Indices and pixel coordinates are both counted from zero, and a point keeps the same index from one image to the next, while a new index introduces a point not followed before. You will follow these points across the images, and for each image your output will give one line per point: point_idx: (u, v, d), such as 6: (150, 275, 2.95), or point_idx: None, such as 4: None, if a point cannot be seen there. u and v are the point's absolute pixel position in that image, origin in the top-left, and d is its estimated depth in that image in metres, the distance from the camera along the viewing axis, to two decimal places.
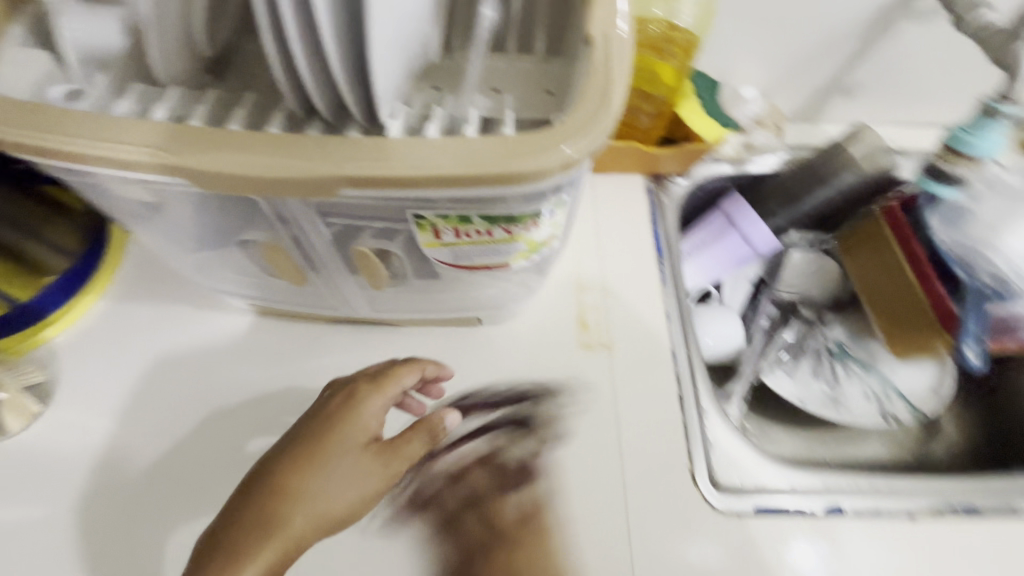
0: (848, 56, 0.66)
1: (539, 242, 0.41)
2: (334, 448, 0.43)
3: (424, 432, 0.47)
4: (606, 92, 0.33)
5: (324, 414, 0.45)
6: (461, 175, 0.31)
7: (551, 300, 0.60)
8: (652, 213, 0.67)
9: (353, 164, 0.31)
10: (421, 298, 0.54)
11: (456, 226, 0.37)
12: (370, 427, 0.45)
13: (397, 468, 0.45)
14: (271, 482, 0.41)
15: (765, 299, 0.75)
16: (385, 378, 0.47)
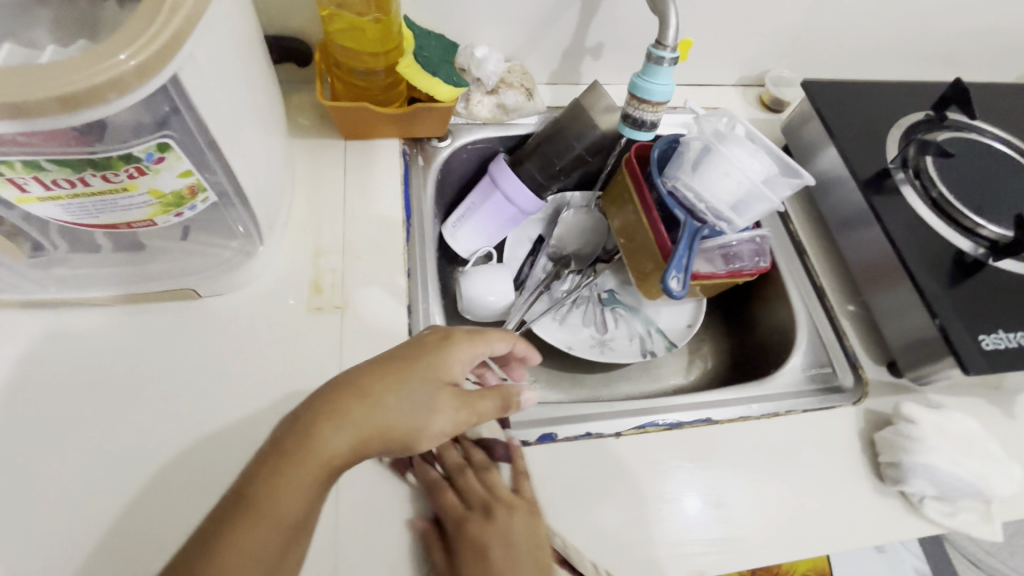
0: (579, 17, 0.70)
1: (169, 192, 0.40)
2: (423, 379, 0.44)
3: (501, 397, 0.48)
4: (162, 9, 0.33)
5: (417, 346, 0.46)
6: (2, 103, 0.30)
7: (286, 265, 0.58)
8: (405, 175, 0.68)
9: (52, 93, 0.31)
10: (133, 267, 0.53)
11: (33, 173, 0.35)
12: (454, 371, 0.46)
13: (466, 419, 0.46)
14: (354, 385, 0.43)
15: (542, 255, 0.79)
16: (479, 336, 0.48)
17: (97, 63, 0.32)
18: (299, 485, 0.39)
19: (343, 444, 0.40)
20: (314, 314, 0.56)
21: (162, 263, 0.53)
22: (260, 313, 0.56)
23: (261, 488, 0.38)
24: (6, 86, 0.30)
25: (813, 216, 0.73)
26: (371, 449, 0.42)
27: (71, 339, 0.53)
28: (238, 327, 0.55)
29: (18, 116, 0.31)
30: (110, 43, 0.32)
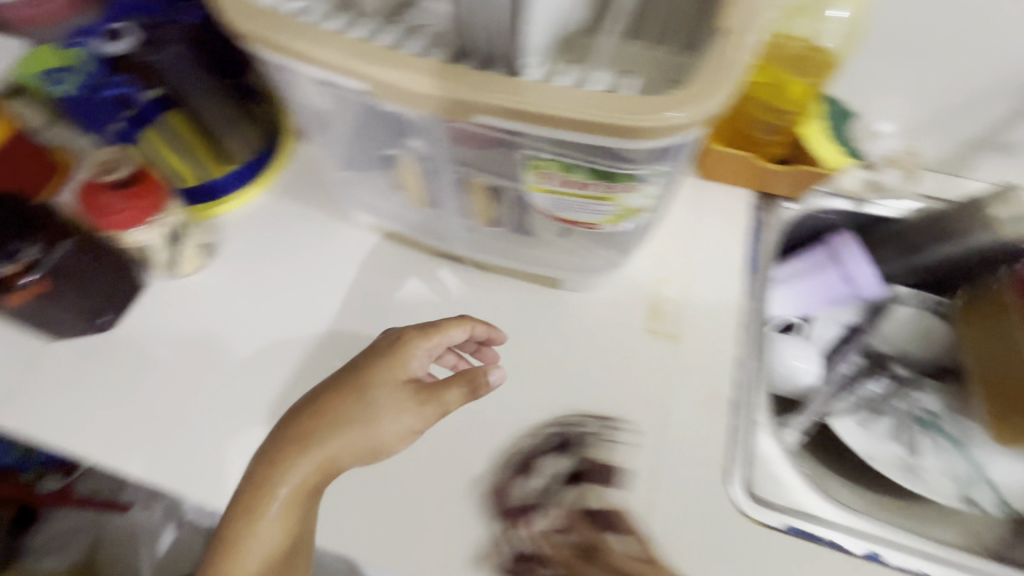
0: (1008, 112, 0.63)
1: (631, 208, 0.45)
2: (371, 380, 0.46)
3: (465, 382, 0.48)
4: (727, 68, 0.37)
5: (373, 352, 0.49)
6: (584, 119, 0.37)
7: (635, 282, 0.62)
8: (752, 226, 0.65)
9: (497, 97, 0.37)
10: (519, 249, 0.60)
11: (561, 173, 0.42)
12: (411, 367, 0.48)
13: (431, 416, 0.47)
14: (314, 403, 0.45)
15: (855, 347, 0.72)
16: (432, 328, 0.50)
17: (677, 108, 0.36)
18: (302, 472, 0.43)
19: (307, 469, 0.43)
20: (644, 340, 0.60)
21: (545, 251, 0.60)
22: (603, 320, 0.61)
23: (269, 475, 0.43)
24: (585, 109, 0.37)
25: None
26: (342, 461, 0.45)
27: (452, 289, 0.64)
28: (578, 325, 0.61)
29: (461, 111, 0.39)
30: (687, 89, 0.37)
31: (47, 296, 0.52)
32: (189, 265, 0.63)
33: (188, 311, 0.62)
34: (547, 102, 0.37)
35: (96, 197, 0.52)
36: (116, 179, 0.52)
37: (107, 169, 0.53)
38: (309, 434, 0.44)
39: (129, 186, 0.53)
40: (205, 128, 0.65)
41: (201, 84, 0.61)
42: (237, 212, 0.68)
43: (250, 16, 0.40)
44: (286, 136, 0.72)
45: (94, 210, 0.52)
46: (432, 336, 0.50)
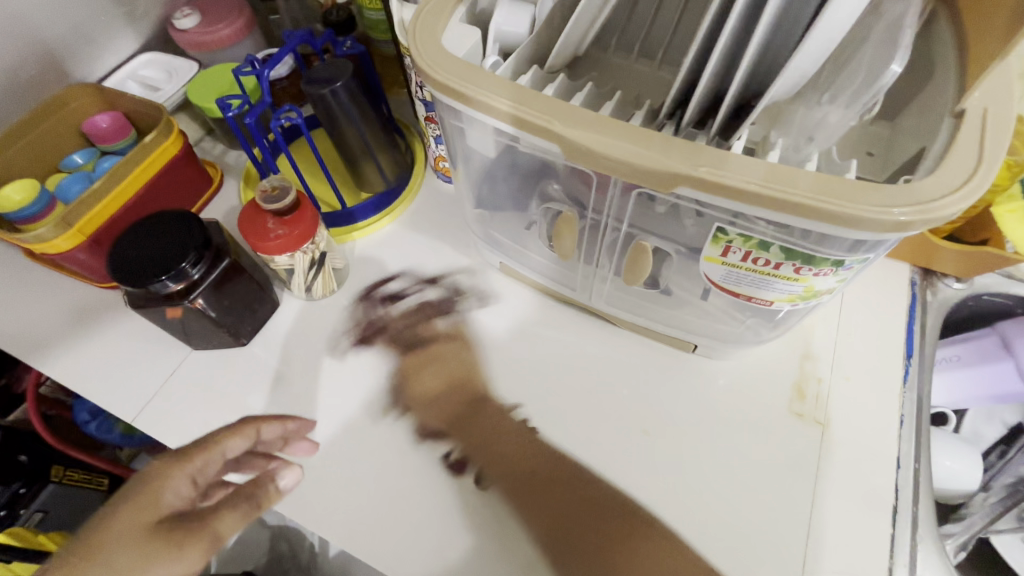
0: None
1: (817, 290, 0.41)
2: (105, 546, 0.36)
3: (247, 502, 0.40)
4: (985, 154, 0.32)
5: (119, 492, 0.39)
6: (796, 201, 0.33)
7: (780, 356, 0.58)
8: (912, 305, 0.60)
9: (705, 169, 0.34)
10: (657, 309, 0.57)
11: (752, 249, 0.39)
12: (172, 501, 0.39)
13: (194, 561, 0.37)
14: (84, 540, 0.37)
15: (1021, 453, 0.64)
16: (226, 431, 0.43)
17: (924, 198, 0.32)
18: None
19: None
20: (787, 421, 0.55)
21: (685, 314, 0.56)
22: (741, 393, 0.57)
23: None
24: (792, 189, 0.33)
25: None
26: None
27: (577, 340, 0.61)
28: (712, 395, 0.57)
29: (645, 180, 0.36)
30: (936, 177, 0.32)
31: (205, 309, 0.56)
32: (322, 289, 0.64)
33: (317, 334, 0.63)
34: (761, 179, 0.33)
35: (259, 224, 0.54)
36: (277, 209, 0.54)
37: (271, 196, 0.54)
38: None
39: (287, 214, 0.54)
40: (351, 156, 0.67)
41: (359, 117, 0.63)
42: (367, 240, 0.69)
43: (444, 61, 0.41)
44: (420, 167, 0.74)
45: (255, 236, 0.54)
46: (235, 445, 0.43)
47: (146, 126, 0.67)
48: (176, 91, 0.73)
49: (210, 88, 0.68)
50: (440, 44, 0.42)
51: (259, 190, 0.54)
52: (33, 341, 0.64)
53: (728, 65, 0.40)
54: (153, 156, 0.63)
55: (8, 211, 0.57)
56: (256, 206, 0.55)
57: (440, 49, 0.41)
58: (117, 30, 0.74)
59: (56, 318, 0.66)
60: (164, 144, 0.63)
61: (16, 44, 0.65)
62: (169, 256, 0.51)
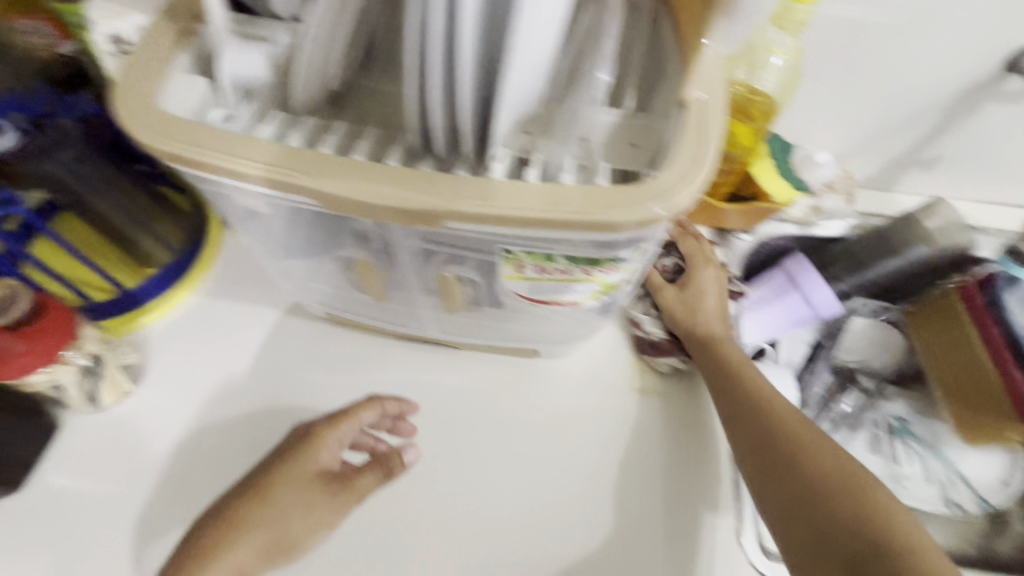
0: (929, 130, 0.66)
1: (613, 283, 0.43)
2: (272, 487, 0.46)
3: (380, 468, 0.52)
4: (708, 139, 0.36)
5: (276, 457, 0.49)
6: (560, 216, 0.33)
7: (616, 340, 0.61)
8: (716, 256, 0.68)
9: (470, 202, 0.33)
10: (491, 325, 0.55)
11: (540, 262, 0.39)
12: (322, 459, 0.49)
13: (347, 501, 0.49)
14: (255, 489, 0.46)
15: (824, 365, 0.73)
16: (342, 415, 0.50)
17: (670, 195, 0.34)
18: None
19: (247, 554, 0.44)
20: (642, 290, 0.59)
21: (516, 325, 0.54)
22: (590, 384, 0.59)
23: None
24: (556, 206, 0.33)
25: None
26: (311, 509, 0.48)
27: (422, 374, 0.59)
28: (564, 393, 0.58)
29: (417, 220, 0.35)
30: (677, 169, 0.35)
31: None
32: (113, 394, 0.54)
33: (120, 448, 0.53)
34: (534, 202, 0.33)
35: None
36: (10, 323, 0.45)
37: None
38: (223, 538, 0.44)
39: (29, 326, 0.46)
40: (116, 230, 0.58)
41: None
42: (164, 320, 0.60)
43: (159, 124, 0.35)
44: (213, 226, 0.65)
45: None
46: (355, 421, 0.50)
47: None
48: None
49: None
50: (159, 106, 0.36)
51: None
52: None
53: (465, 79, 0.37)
54: None
55: None
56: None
57: (156, 110, 0.35)
58: None
59: None
60: None
61: None
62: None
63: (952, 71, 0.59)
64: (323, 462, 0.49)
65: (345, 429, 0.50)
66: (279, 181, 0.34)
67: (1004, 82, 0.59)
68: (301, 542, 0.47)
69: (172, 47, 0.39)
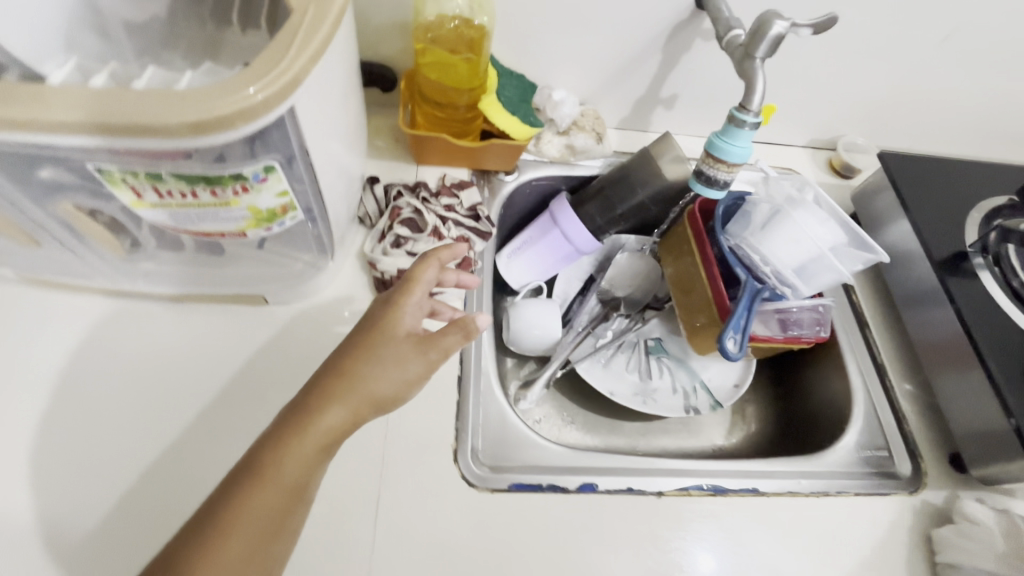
0: (655, 69, 0.71)
1: (266, 209, 0.42)
2: (375, 341, 0.45)
3: (458, 328, 0.46)
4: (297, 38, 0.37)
5: (365, 322, 0.48)
6: (119, 119, 0.33)
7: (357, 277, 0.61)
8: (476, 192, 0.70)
9: (21, 109, 0.33)
10: (208, 270, 0.55)
11: (150, 184, 0.38)
12: (409, 321, 0.48)
13: (436, 360, 0.46)
14: (350, 346, 0.45)
15: (591, 294, 0.79)
16: (410, 276, 0.49)
17: (242, 93, 0.35)
18: (264, 504, 0.40)
19: (339, 418, 0.42)
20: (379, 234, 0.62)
21: (240, 267, 0.55)
22: (312, 320, 0.57)
23: (264, 463, 0.40)
24: (116, 110, 0.34)
25: (876, 296, 0.72)
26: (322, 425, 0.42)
27: (143, 331, 0.55)
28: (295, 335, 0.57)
29: None
30: (255, 71, 0.36)
31: None
32: None
33: None
34: (82, 112, 0.33)
35: None
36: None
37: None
38: (308, 410, 0.42)
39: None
40: None
41: None
42: None
43: None
44: None
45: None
46: (415, 279, 0.49)
47: None
48: None
49: None
50: None
51: None
52: None
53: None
54: None
55: None
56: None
57: None
58: None
59: None
60: None
61: None
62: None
63: (651, 9, 0.63)
64: (403, 324, 0.47)
65: (410, 292, 0.49)
66: None
67: (698, 19, 0.64)
68: (403, 399, 0.46)
69: None
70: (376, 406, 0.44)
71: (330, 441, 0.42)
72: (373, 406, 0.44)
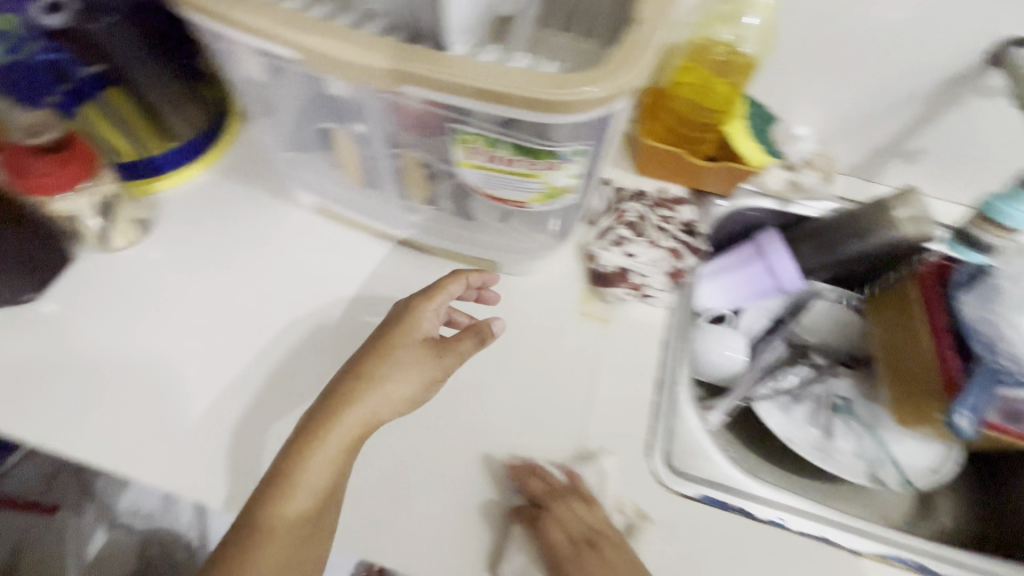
0: (910, 120, 0.68)
1: (557, 186, 0.47)
2: (392, 346, 0.50)
3: (474, 333, 0.53)
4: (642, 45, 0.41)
5: (382, 326, 0.52)
6: (498, 88, 0.40)
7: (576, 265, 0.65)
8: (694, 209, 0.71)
9: (426, 69, 0.40)
10: (463, 232, 0.63)
11: (484, 147, 0.44)
12: (425, 326, 0.53)
13: (448, 364, 0.51)
14: (371, 351, 0.49)
15: (779, 336, 0.77)
16: (435, 288, 0.54)
17: (595, 83, 0.39)
18: (297, 500, 0.44)
19: (356, 422, 0.46)
20: (601, 229, 0.65)
21: (488, 235, 0.62)
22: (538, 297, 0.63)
23: (288, 459, 0.45)
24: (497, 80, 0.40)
25: None
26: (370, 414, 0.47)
27: (395, 272, 0.65)
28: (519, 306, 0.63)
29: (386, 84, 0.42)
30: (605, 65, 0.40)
31: None
32: (124, 238, 0.61)
33: (128, 285, 0.61)
34: (463, 71, 0.40)
35: (18, 161, 0.50)
36: (44, 146, 0.50)
37: (30, 132, 0.50)
38: (335, 410, 0.46)
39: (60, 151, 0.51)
40: (145, 99, 0.63)
41: (153, 57, 0.60)
42: (176, 190, 0.67)
43: None
44: (233, 118, 0.73)
45: (22, 178, 0.50)
46: (434, 295, 0.53)
47: None
48: None
49: None
50: None
51: (14, 124, 0.50)
52: None
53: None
54: None
55: None
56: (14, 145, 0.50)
57: None
58: None
59: None
60: None
61: None
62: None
63: (931, 60, 0.61)
64: (421, 330, 0.52)
65: (439, 302, 0.54)
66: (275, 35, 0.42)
67: (984, 75, 0.61)
68: (388, 418, 0.49)
69: None
70: (373, 419, 0.47)
71: (358, 441, 0.46)
72: (371, 416, 0.47)
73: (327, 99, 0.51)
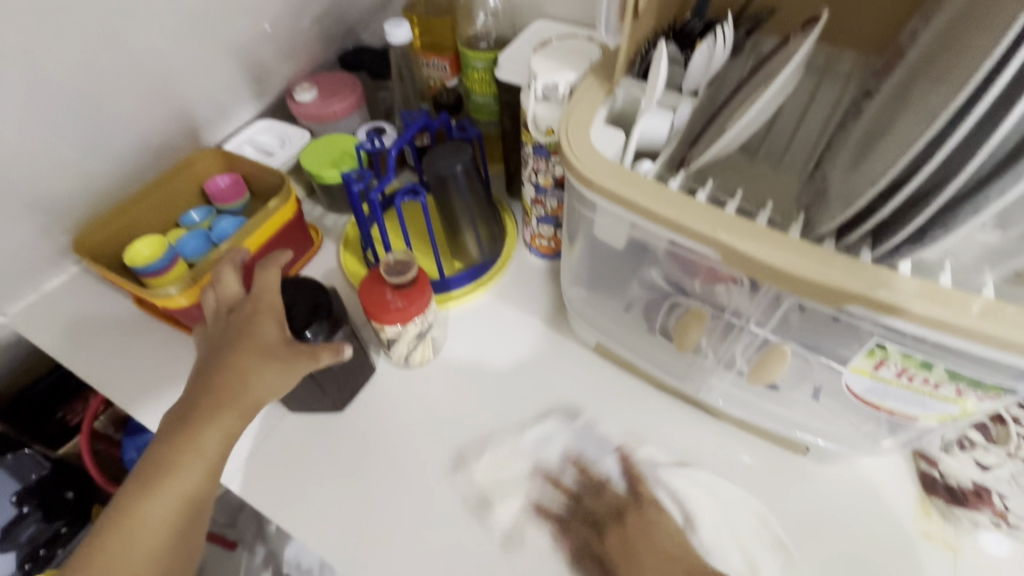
0: None
1: (972, 412, 0.39)
2: (235, 347, 0.51)
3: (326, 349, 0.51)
4: None
5: (236, 319, 0.53)
6: (983, 329, 0.33)
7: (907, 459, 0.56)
8: None
9: (883, 291, 0.34)
10: (775, 409, 0.55)
11: (911, 366, 0.37)
12: (272, 321, 0.52)
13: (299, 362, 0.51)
14: (228, 355, 0.51)
15: None
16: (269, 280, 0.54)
17: None
18: (160, 515, 0.47)
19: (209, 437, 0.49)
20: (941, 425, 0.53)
21: (802, 415, 0.54)
22: (860, 500, 0.54)
23: (162, 459, 0.48)
24: (980, 318, 0.33)
25: None
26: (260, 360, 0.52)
27: (681, 435, 0.59)
28: (837, 506, 0.54)
29: (815, 295, 0.36)
30: None
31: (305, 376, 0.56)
32: (419, 358, 0.63)
33: (417, 405, 0.62)
34: (915, 295, 0.34)
35: (378, 295, 0.56)
36: (396, 282, 0.55)
37: (392, 268, 0.56)
38: (192, 417, 0.49)
39: (405, 287, 0.55)
40: (457, 227, 0.67)
41: (477, 192, 0.65)
42: (460, 310, 0.70)
43: (599, 164, 0.43)
44: (509, 239, 0.74)
45: (375, 307, 0.55)
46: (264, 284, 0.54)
47: (261, 190, 0.72)
48: (292, 156, 0.77)
49: (323, 157, 0.74)
50: (594, 149, 0.44)
51: (384, 263, 0.57)
52: (133, 389, 0.64)
53: (898, 153, 0.36)
54: (274, 218, 0.66)
55: (139, 265, 0.62)
56: (376, 278, 0.57)
57: (592, 155, 0.43)
58: (242, 102, 0.77)
59: (154, 374, 0.65)
60: (283, 208, 0.66)
61: (163, 116, 0.67)
62: (296, 325, 0.54)
63: None
64: (267, 331, 0.52)
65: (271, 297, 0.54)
66: (689, 226, 0.39)
67: None
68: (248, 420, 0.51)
69: (598, 104, 0.47)
70: (233, 422, 0.50)
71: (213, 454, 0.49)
72: (231, 421, 0.50)
73: (688, 272, 0.49)
